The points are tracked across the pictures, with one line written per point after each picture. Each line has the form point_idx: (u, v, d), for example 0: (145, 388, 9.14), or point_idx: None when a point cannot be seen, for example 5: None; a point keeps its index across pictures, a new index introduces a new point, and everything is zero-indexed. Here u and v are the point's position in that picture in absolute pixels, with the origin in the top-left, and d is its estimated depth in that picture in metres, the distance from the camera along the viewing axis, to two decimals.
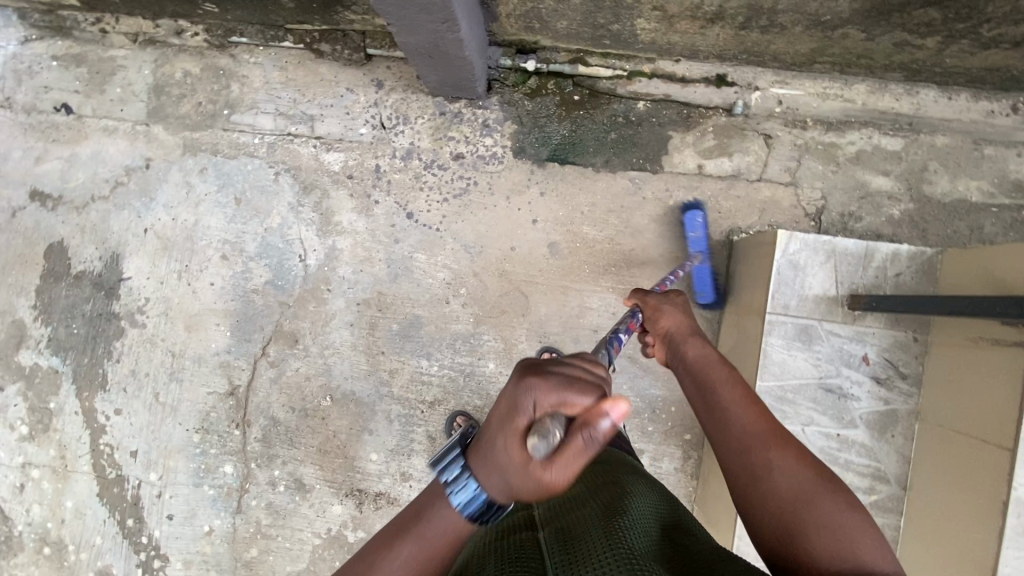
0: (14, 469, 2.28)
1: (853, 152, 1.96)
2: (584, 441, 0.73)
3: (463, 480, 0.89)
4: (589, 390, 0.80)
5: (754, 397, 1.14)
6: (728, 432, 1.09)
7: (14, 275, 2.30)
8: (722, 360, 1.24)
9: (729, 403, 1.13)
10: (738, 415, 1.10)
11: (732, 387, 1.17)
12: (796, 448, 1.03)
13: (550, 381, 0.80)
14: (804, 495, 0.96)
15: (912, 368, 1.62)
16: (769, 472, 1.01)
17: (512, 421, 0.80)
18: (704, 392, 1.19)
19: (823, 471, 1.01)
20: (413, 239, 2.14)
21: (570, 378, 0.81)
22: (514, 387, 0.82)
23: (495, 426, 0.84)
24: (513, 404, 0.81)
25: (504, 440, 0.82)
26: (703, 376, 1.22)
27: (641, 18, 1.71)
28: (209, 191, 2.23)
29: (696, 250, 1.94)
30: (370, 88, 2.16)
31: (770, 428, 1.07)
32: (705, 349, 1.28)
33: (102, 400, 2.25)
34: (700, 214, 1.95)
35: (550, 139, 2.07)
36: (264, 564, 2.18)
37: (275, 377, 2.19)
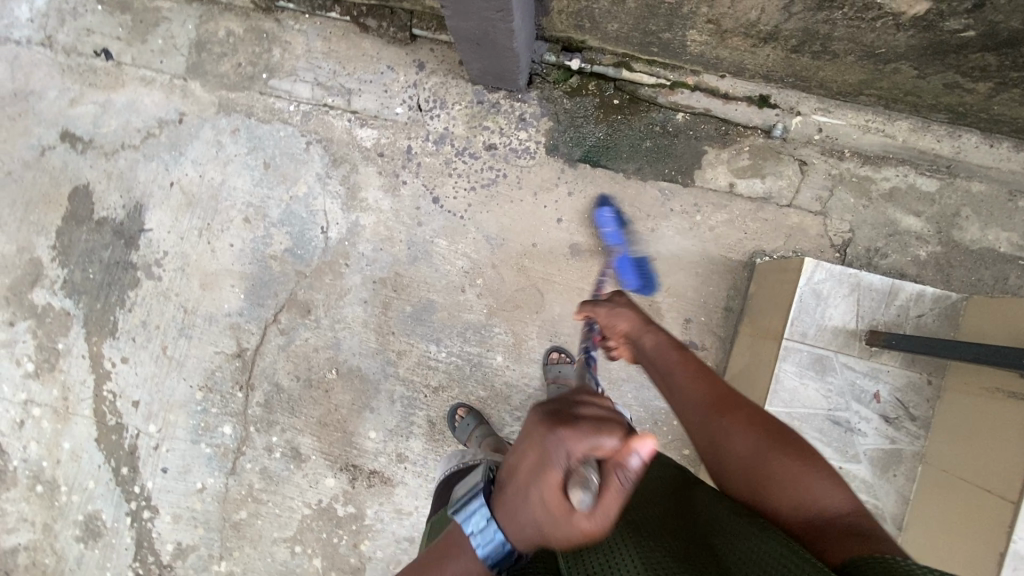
0: (15, 405, 2.30)
1: (887, 189, 1.94)
2: (620, 482, 0.70)
3: (490, 532, 0.85)
4: (614, 423, 0.75)
5: (705, 370, 1.16)
6: (686, 409, 1.12)
7: (36, 214, 2.31)
8: (678, 346, 1.22)
9: (686, 383, 1.15)
10: (692, 392, 1.13)
11: (686, 367, 1.18)
12: (745, 406, 1.07)
13: (578, 426, 0.73)
14: (761, 452, 1.01)
15: (922, 411, 1.62)
16: (727, 438, 1.05)
17: (544, 473, 0.73)
18: (664, 379, 1.19)
19: (773, 424, 1.05)
20: (436, 224, 2.14)
21: (593, 415, 0.75)
22: (542, 438, 0.74)
23: (523, 477, 0.77)
24: (543, 457, 0.73)
25: (537, 493, 0.75)
26: (662, 364, 1.21)
27: (693, 30, 1.70)
28: (239, 152, 2.23)
29: (611, 243, 2.04)
30: (411, 68, 2.15)
31: (720, 396, 1.10)
32: (661, 339, 1.25)
33: (110, 346, 2.27)
34: (608, 210, 2.04)
35: (585, 140, 2.06)
36: (252, 527, 2.20)
37: (284, 345, 2.19)
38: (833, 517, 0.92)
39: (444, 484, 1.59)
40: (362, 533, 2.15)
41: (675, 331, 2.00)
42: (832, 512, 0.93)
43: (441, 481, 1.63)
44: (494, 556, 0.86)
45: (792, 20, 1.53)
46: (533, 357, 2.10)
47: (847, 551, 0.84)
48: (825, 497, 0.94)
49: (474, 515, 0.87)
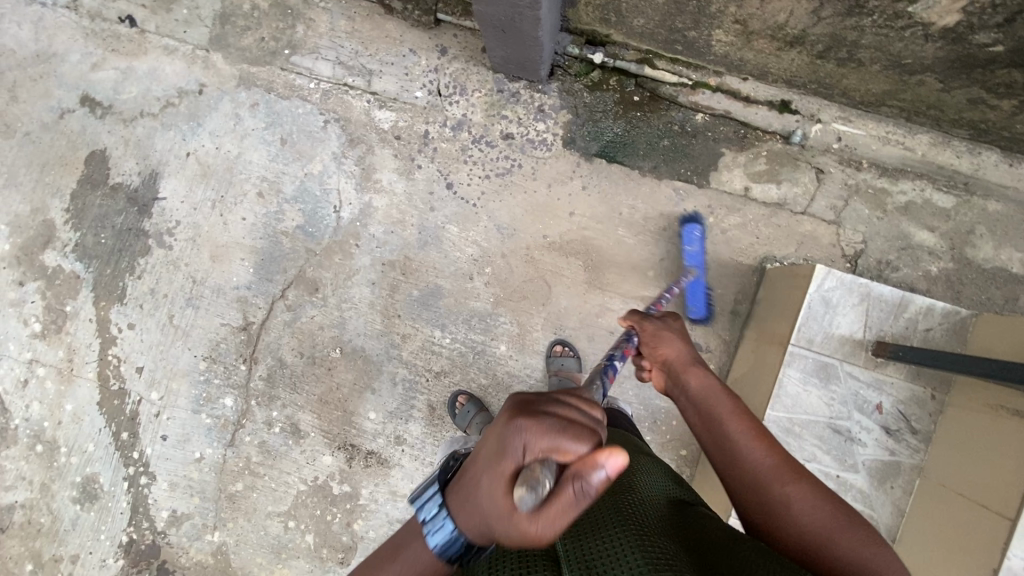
0: (20, 364, 2.31)
1: (903, 203, 1.94)
2: (573, 492, 0.69)
3: (439, 519, 0.88)
4: (583, 435, 0.75)
5: (762, 429, 1.14)
6: (741, 467, 1.09)
7: (52, 176, 2.32)
8: (728, 393, 1.20)
9: (739, 436, 1.12)
10: (748, 449, 1.11)
11: (740, 419, 1.15)
12: (812, 481, 1.05)
13: (542, 422, 0.75)
14: (826, 532, 0.99)
15: (924, 425, 1.62)
16: (790, 509, 1.03)
17: (497, 463, 0.76)
18: (709, 425, 1.17)
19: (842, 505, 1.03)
20: (448, 210, 2.14)
21: (562, 420, 0.76)
22: (502, 428, 0.77)
23: (480, 463, 0.80)
24: (501, 446, 0.76)
25: (488, 482, 0.77)
26: (707, 408, 1.19)
27: (719, 29, 1.69)
28: (256, 127, 2.23)
29: (691, 263, 1.95)
30: (433, 52, 2.15)
31: (781, 460, 1.09)
32: (709, 381, 1.23)
33: (117, 312, 2.28)
34: (697, 228, 1.96)
35: (603, 135, 2.05)
36: (247, 499, 2.21)
37: (290, 321, 2.20)
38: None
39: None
40: (356, 512, 2.17)
41: None
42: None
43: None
44: (443, 545, 0.89)
45: (820, 25, 1.53)
46: (536, 349, 2.10)
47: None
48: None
49: (427, 503, 0.90)
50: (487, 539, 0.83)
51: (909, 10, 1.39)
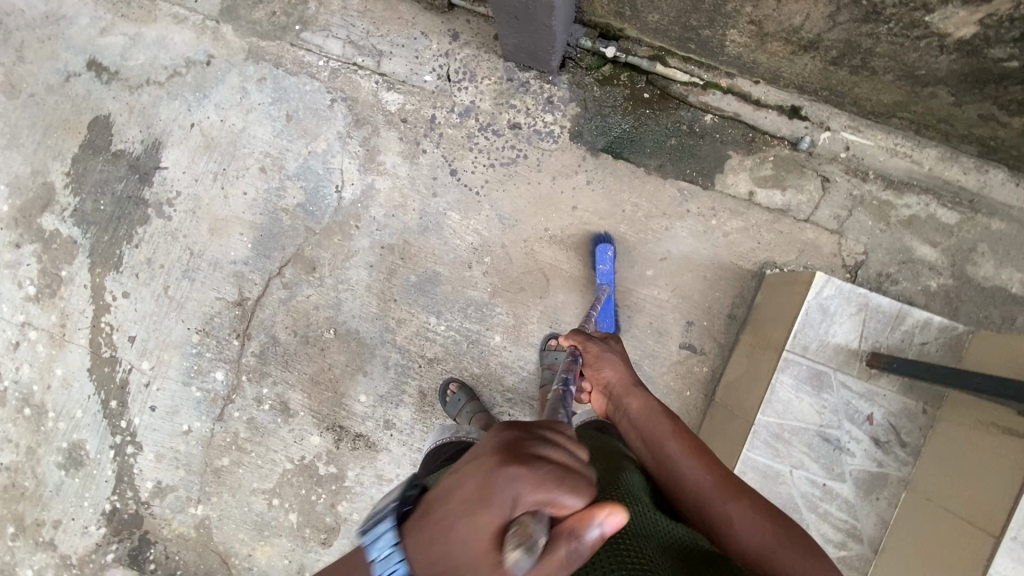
0: (13, 326, 2.30)
1: (907, 216, 1.93)
2: (567, 549, 0.64)
3: (394, 562, 0.73)
4: (580, 484, 0.67)
5: (700, 447, 1.18)
6: (685, 490, 1.13)
7: (55, 139, 2.30)
8: (667, 415, 1.24)
9: (679, 458, 1.16)
10: (687, 469, 1.14)
11: (678, 439, 1.19)
12: (747, 496, 1.10)
13: (535, 471, 0.66)
14: (763, 545, 1.03)
15: (913, 439, 1.62)
16: (731, 527, 1.06)
17: (482, 514, 0.64)
18: (650, 447, 1.20)
19: (778, 515, 1.08)
20: (451, 197, 2.13)
21: (559, 466, 0.67)
22: (486, 477, 0.66)
23: (455, 510, 0.68)
24: (488, 495, 0.64)
25: (464, 536, 0.66)
26: (648, 433, 1.22)
27: (734, 29, 1.67)
28: (262, 101, 2.22)
29: (603, 282, 1.96)
30: (444, 37, 2.13)
31: (720, 478, 1.13)
32: (647, 402, 1.27)
33: (112, 280, 2.27)
34: (609, 248, 1.97)
35: (610, 130, 2.04)
36: (233, 475, 2.21)
37: (285, 299, 2.19)
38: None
39: (432, 456, 1.57)
40: (341, 494, 2.16)
41: (675, 333, 2.00)
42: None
43: (429, 452, 1.60)
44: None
45: (836, 30, 1.51)
46: (530, 342, 2.09)
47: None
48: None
49: (379, 540, 0.75)
50: None
51: (926, 20, 1.37)
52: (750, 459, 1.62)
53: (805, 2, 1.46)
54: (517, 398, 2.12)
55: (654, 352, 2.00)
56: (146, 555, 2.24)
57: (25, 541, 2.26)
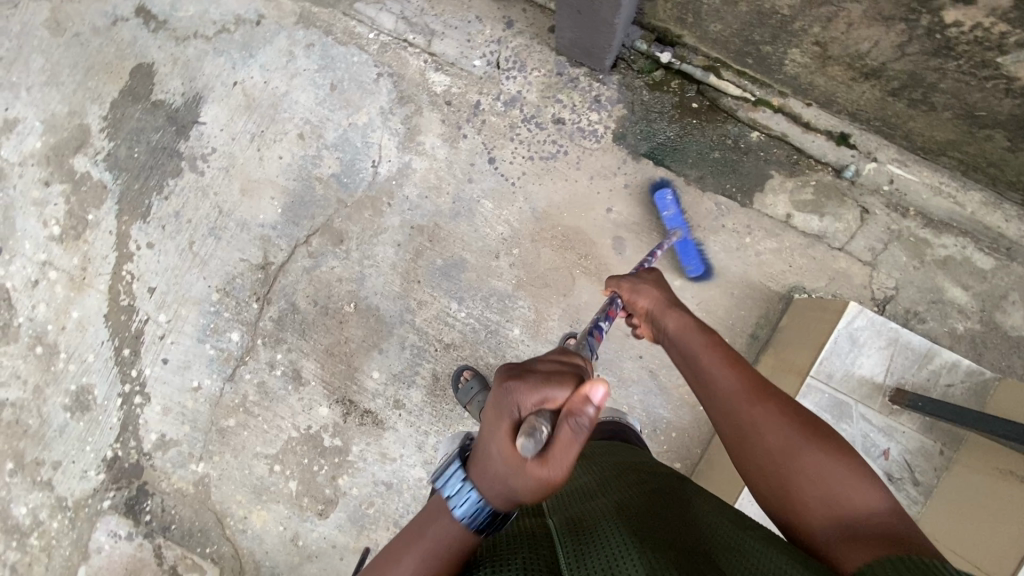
0: (34, 264, 2.30)
1: (942, 256, 1.91)
2: (570, 431, 0.76)
3: (465, 492, 0.90)
4: (566, 381, 0.81)
5: (734, 356, 1.14)
6: (715, 398, 1.11)
7: (96, 81, 2.29)
8: (703, 330, 1.20)
9: (713, 367, 1.13)
10: (718, 376, 1.12)
11: (712, 350, 1.16)
12: (777, 398, 1.07)
13: (530, 380, 0.82)
14: (788, 446, 1.01)
15: (926, 478, 1.60)
16: (758, 432, 1.04)
17: (498, 422, 0.82)
18: (686, 361, 1.18)
19: (807, 419, 1.05)
20: (486, 184, 2.11)
21: (546, 374, 0.83)
22: (496, 395, 0.83)
23: (483, 427, 0.87)
24: (497, 410, 0.83)
25: (494, 443, 0.83)
26: (682, 345, 1.20)
27: (797, 49, 1.66)
28: (308, 68, 2.20)
29: (672, 226, 2.00)
30: (499, 24, 2.12)
31: (751, 384, 1.09)
32: (684, 319, 1.24)
33: (138, 229, 2.26)
34: (669, 192, 2.00)
35: (654, 136, 2.03)
36: (237, 436, 2.21)
37: (309, 268, 2.18)
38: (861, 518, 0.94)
39: None
40: (343, 467, 2.16)
41: None
42: (866, 516, 0.94)
43: (443, 463, 1.60)
44: (472, 515, 0.90)
45: (902, 60, 1.50)
46: (549, 338, 2.09)
47: (871, 555, 0.87)
48: (855, 495, 0.96)
49: (451, 480, 0.91)
50: (506, 499, 0.86)
51: (997, 61, 1.36)
52: None
53: (876, 28, 1.44)
54: None
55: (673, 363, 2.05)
56: (142, 506, 2.24)
57: (23, 479, 2.27)
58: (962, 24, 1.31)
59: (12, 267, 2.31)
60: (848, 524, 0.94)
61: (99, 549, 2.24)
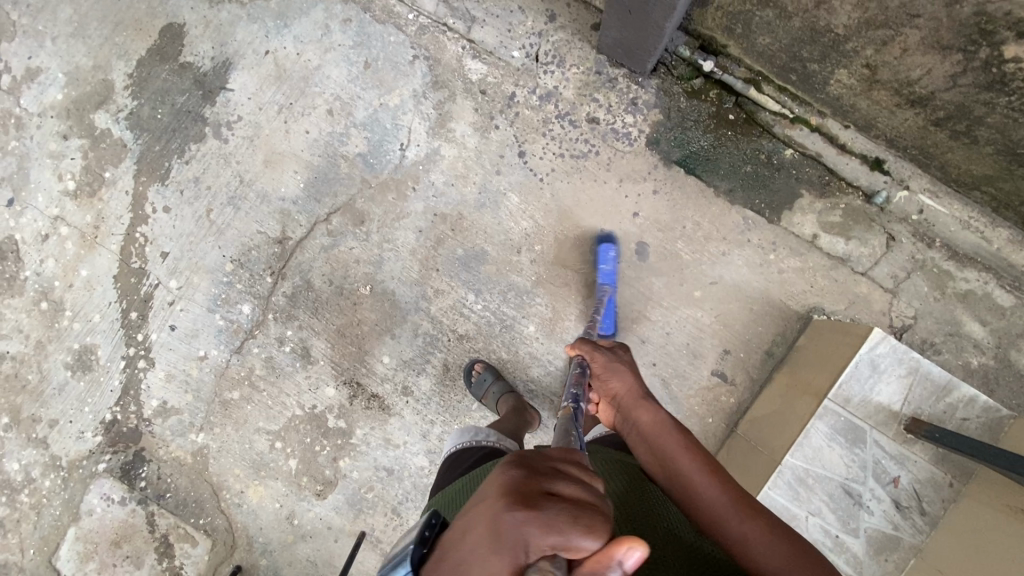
0: (45, 218, 2.26)
1: (964, 290, 1.91)
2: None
3: None
4: (593, 522, 0.70)
5: (713, 464, 1.21)
6: (700, 509, 1.14)
7: (123, 37, 2.25)
8: (679, 429, 1.27)
9: (694, 474, 1.18)
10: (703, 485, 1.16)
11: (691, 454, 1.22)
12: (759, 512, 1.12)
13: (549, 519, 0.69)
14: (772, 555, 1.05)
15: (933, 509, 1.60)
16: (744, 546, 1.07)
17: (495, 555, 0.69)
18: (664, 463, 1.22)
19: (790, 536, 1.09)
20: (513, 178, 2.09)
21: (570, 506, 0.71)
22: (506, 524, 0.69)
23: (474, 552, 0.72)
24: (497, 540, 0.69)
25: (483, 574, 0.70)
26: (662, 446, 1.25)
27: (844, 69, 1.64)
28: (343, 43, 2.16)
29: (604, 282, 1.96)
30: (541, 16, 2.08)
31: (733, 497, 1.14)
32: (658, 417, 1.29)
33: (156, 192, 2.22)
34: (612, 249, 1.97)
35: (688, 144, 2.01)
36: (240, 410, 2.19)
37: (327, 246, 2.15)
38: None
39: (451, 461, 1.56)
40: (345, 449, 2.15)
41: (710, 358, 1.99)
42: None
43: (449, 457, 1.59)
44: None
45: (953, 91, 1.50)
46: (563, 338, 2.08)
47: None
48: None
49: None
50: None
51: None
52: (768, 497, 1.61)
53: (931, 56, 1.44)
54: (539, 391, 2.10)
55: (684, 372, 2.00)
56: (138, 471, 2.22)
57: (17, 435, 2.23)
58: (1021, 61, 1.31)
59: (22, 219, 2.26)
60: None
61: (90, 511, 2.21)
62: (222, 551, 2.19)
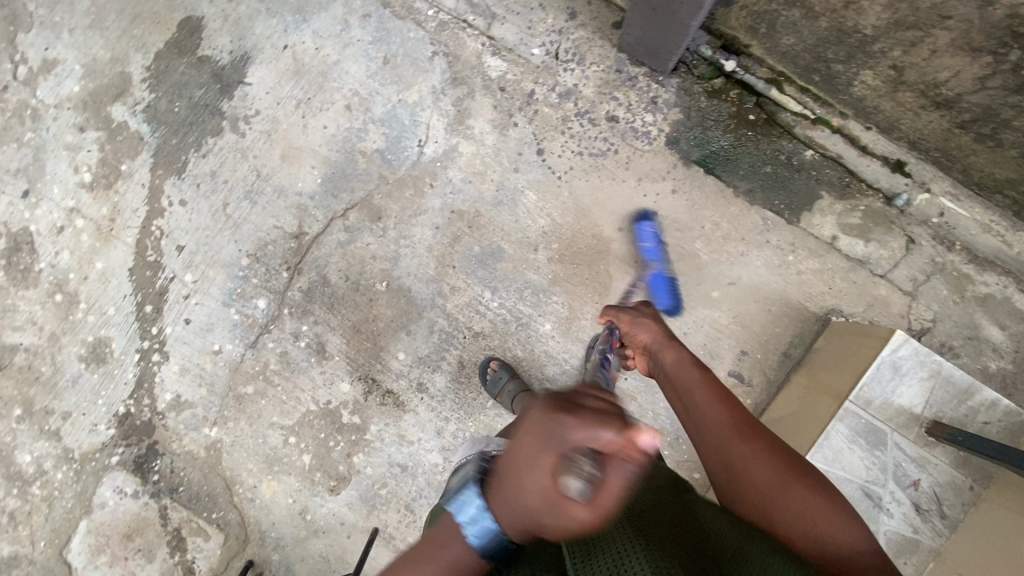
0: (61, 210, 2.25)
1: (983, 294, 1.91)
2: (620, 476, 0.70)
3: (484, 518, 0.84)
4: (618, 421, 0.74)
5: (724, 392, 1.21)
6: (704, 432, 1.16)
7: (141, 30, 2.24)
8: (696, 363, 1.27)
9: (703, 402, 1.19)
10: (711, 411, 1.17)
11: (704, 385, 1.22)
12: (765, 436, 1.13)
13: (580, 416, 0.73)
14: (772, 478, 1.08)
15: (953, 512, 1.59)
16: (746, 465, 1.10)
17: (535, 457, 0.73)
18: (680, 396, 1.23)
19: (789, 456, 1.12)
20: (532, 175, 2.08)
21: (599, 407, 0.76)
22: (542, 423, 0.74)
23: (518, 460, 0.76)
24: (541, 442, 0.73)
25: (527, 473, 0.74)
26: (677, 378, 1.26)
27: (870, 70, 1.64)
28: (362, 38, 2.16)
29: (649, 259, 1.98)
30: (562, 14, 2.08)
31: (744, 424, 1.15)
32: (678, 355, 1.30)
33: (172, 185, 2.22)
34: (649, 225, 1.99)
35: (707, 143, 2.00)
36: (254, 404, 2.18)
37: (344, 242, 2.15)
38: (837, 548, 1.00)
39: None
40: (359, 445, 2.15)
41: (727, 359, 1.99)
42: (840, 541, 1.01)
43: None
44: (487, 545, 0.87)
45: (981, 93, 1.51)
46: (580, 337, 2.07)
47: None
48: (833, 528, 1.02)
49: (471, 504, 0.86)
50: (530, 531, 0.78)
51: None
52: None
53: (961, 58, 1.45)
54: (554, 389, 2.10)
55: None
56: (151, 465, 2.22)
57: (29, 426, 2.23)
58: None
59: (38, 211, 2.26)
60: (824, 548, 1.01)
61: (103, 504, 2.21)
62: (234, 546, 2.19)
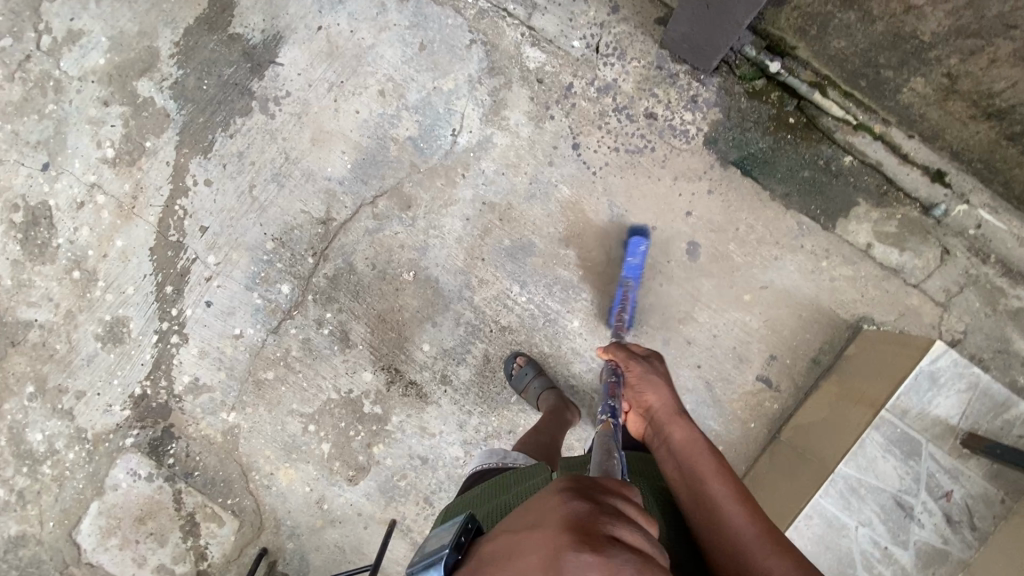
0: (81, 185, 2.20)
1: (1016, 307, 1.90)
2: None
3: None
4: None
5: (742, 492, 1.17)
6: (720, 530, 1.09)
7: (171, 4, 2.19)
8: (710, 449, 1.26)
9: (722, 499, 1.14)
10: (730, 511, 1.12)
11: (722, 478, 1.19)
12: (790, 552, 1.04)
13: (611, 559, 0.60)
14: None
15: (984, 524, 1.59)
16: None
17: None
18: (692, 483, 1.19)
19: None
20: (565, 170, 2.06)
21: (635, 553, 0.62)
22: (556, 549, 0.60)
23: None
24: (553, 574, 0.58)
25: None
26: (691, 462, 1.23)
27: (921, 78, 1.70)
28: (398, 23, 2.12)
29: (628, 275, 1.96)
30: (603, 7, 2.04)
31: (762, 529, 1.08)
32: (691, 435, 1.30)
33: (197, 164, 2.18)
34: (643, 244, 1.96)
35: (746, 146, 1.98)
36: (274, 391, 2.15)
37: (372, 230, 2.12)
38: None
39: (474, 479, 1.44)
40: (380, 436, 2.12)
41: (756, 363, 1.98)
42: None
43: (471, 475, 1.48)
44: None
45: None
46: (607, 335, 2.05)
47: None
48: None
49: None
50: None
51: None
52: (820, 506, 1.60)
53: (1019, 69, 1.51)
54: (579, 387, 2.08)
55: (729, 376, 1.99)
56: (166, 448, 2.18)
57: (42, 404, 2.19)
58: None
59: (57, 185, 2.20)
60: None
61: (116, 486, 2.18)
62: (248, 533, 2.16)
